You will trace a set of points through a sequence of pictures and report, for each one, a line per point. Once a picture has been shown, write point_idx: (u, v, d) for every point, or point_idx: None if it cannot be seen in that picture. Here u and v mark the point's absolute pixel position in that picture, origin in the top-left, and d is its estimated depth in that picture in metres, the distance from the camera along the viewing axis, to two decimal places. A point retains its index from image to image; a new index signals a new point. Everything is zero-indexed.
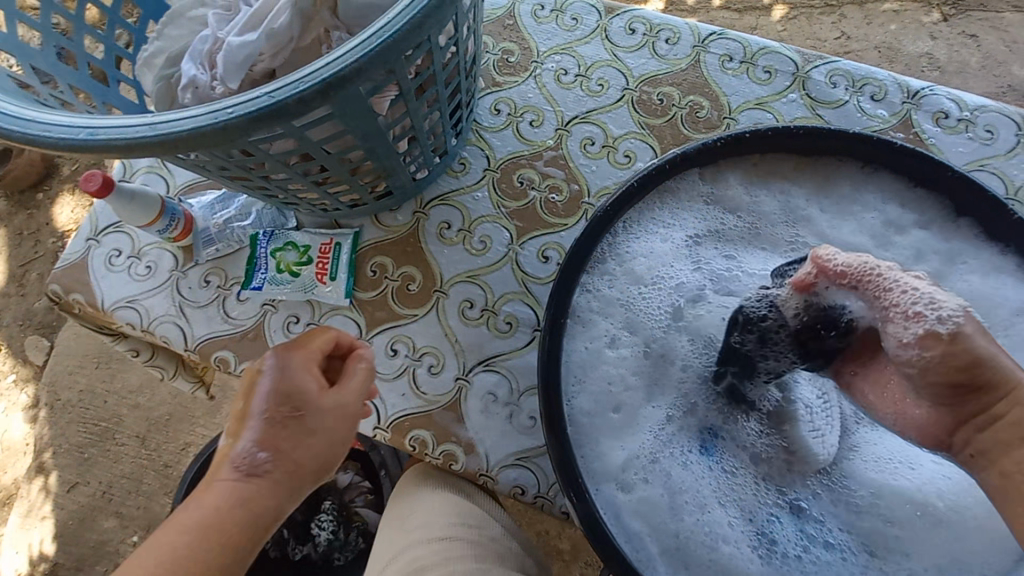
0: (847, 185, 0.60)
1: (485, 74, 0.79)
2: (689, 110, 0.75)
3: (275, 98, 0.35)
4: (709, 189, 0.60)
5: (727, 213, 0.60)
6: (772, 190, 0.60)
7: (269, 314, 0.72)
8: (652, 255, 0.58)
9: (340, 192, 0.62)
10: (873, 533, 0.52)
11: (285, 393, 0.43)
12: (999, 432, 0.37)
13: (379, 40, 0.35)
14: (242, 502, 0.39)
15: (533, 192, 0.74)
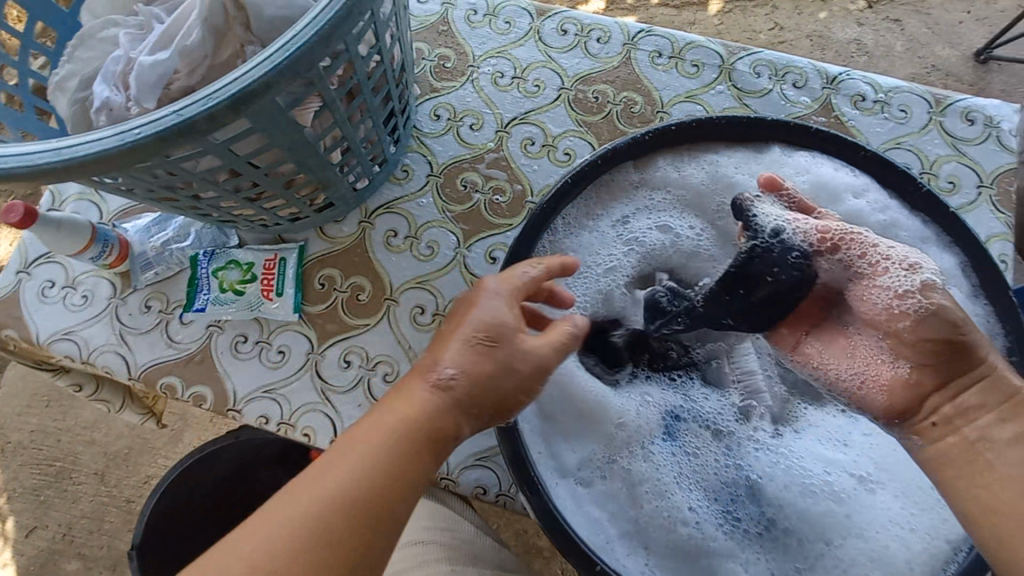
0: (779, 150, 0.61)
1: (422, 80, 0.79)
2: (624, 106, 0.77)
3: (184, 116, 0.34)
4: (638, 175, 0.61)
5: (656, 192, 0.62)
6: (701, 165, 0.62)
7: (216, 335, 0.70)
8: (590, 248, 0.61)
9: (277, 207, 0.61)
10: (822, 501, 0.54)
11: (491, 323, 0.43)
12: (975, 396, 0.47)
13: (287, 52, 0.35)
14: (400, 445, 0.39)
15: (477, 194, 0.75)
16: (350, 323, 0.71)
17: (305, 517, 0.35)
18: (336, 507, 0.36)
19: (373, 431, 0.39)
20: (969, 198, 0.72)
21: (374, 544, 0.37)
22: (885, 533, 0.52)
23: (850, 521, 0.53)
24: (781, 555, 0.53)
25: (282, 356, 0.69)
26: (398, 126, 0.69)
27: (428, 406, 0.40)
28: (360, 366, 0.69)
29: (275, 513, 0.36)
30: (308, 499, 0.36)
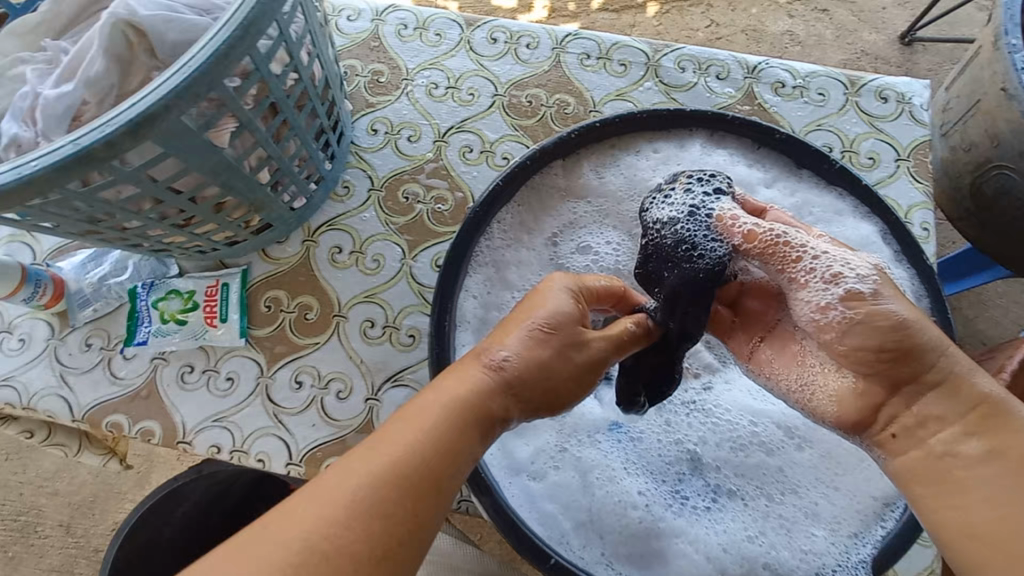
0: (700, 145, 0.63)
1: (357, 96, 0.79)
2: (557, 108, 0.79)
3: (80, 143, 0.35)
4: (564, 176, 0.63)
5: (580, 202, 0.64)
6: (621, 167, 0.64)
7: (161, 368, 0.69)
8: (522, 262, 0.61)
9: (210, 231, 0.61)
10: (762, 465, 0.55)
11: (557, 314, 0.43)
12: (925, 406, 0.42)
13: (184, 76, 0.37)
14: (458, 425, 0.38)
15: (419, 205, 0.75)
16: (299, 342, 0.70)
17: (365, 491, 0.34)
18: (399, 483, 0.35)
19: (428, 407, 0.39)
20: (889, 171, 0.75)
21: (429, 525, 0.36)
22: (819, 492, 0.53)
23: (790, 485, 0.54)
24: (732, 523, 0.53)
25: (231, 383, 0.68)
26: (331, 143, 0.69)
27: (485, 388, 0.40)
28: (312, 386, 0.68)
29: (336, 483, 0.35)
30: (368, 472, 0.35)
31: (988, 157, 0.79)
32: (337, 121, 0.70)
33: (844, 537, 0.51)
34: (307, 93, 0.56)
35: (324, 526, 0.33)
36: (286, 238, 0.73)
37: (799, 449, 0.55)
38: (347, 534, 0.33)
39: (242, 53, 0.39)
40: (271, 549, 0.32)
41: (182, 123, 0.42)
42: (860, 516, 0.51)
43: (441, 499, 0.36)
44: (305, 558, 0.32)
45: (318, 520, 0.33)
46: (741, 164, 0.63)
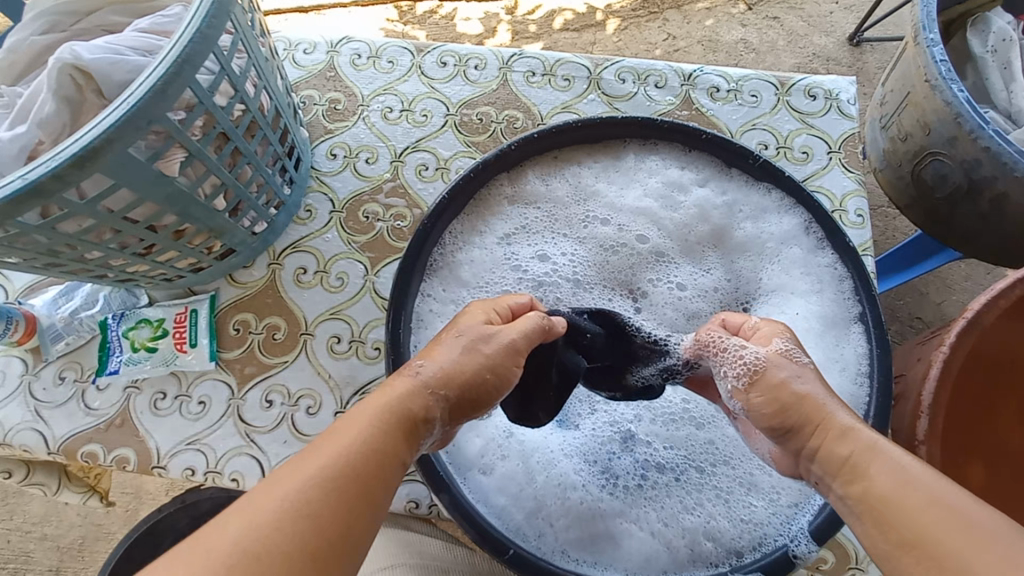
0: (632, 156, 0.68)
1: (315, 123, 0.83)
2: (506, 124, 0.83)
3: (29, 179, 0.42)
4: (507, 184, 0.66)
5: (533, 207, 0.67)
6: (565, 176, 0.67)
7: (134, 395, 0.71)
8: (475, 264, 0.64)
9: (173, 258, 0.64)
10: (691, 439, 0.59)
11: (467, 326, 0.48)
12: (822, 464, 0.43)
13: (121, 112, 0.44)
14: (386, 426, 0.40)
15: (379, 223, 0.78)
16: (268, 362, 0.72)
17: (303, 490, 0.34)
18: (334, 482, 0.35)
19: (356, 416, 0.40)
20: (823, 163, 0.79)
21: (366, 524, 0.36)
22: (750, 464, 0.58)
23: (721, 458, 0.58)
24: (667, 498, 0.56)
25: (203, 407, 0.70)
26: (289, 170, 0.73)
27: (408, 387, 0.43)
28: (282, 404, 0.70)
29: (270, 488, 0.34)
30: (304, 474, 0.35)
31: (922, 145, 0.77)
32: (293, 148, 0.74)
33: (782, 507, 0.55)
34: (257, 122, 0.61)
35: (257, 527, 0.32)
36: (253, 263, 0.76)
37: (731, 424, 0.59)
38: (286, 532, 0.32)
39: (176, 91, 0.47)
40: (201, 559, 0.30)
41: (132, 156, 0.47)
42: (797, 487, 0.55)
43: (376, 495, 0.37)
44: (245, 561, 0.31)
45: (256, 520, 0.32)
46: (677, 166, 0.67)
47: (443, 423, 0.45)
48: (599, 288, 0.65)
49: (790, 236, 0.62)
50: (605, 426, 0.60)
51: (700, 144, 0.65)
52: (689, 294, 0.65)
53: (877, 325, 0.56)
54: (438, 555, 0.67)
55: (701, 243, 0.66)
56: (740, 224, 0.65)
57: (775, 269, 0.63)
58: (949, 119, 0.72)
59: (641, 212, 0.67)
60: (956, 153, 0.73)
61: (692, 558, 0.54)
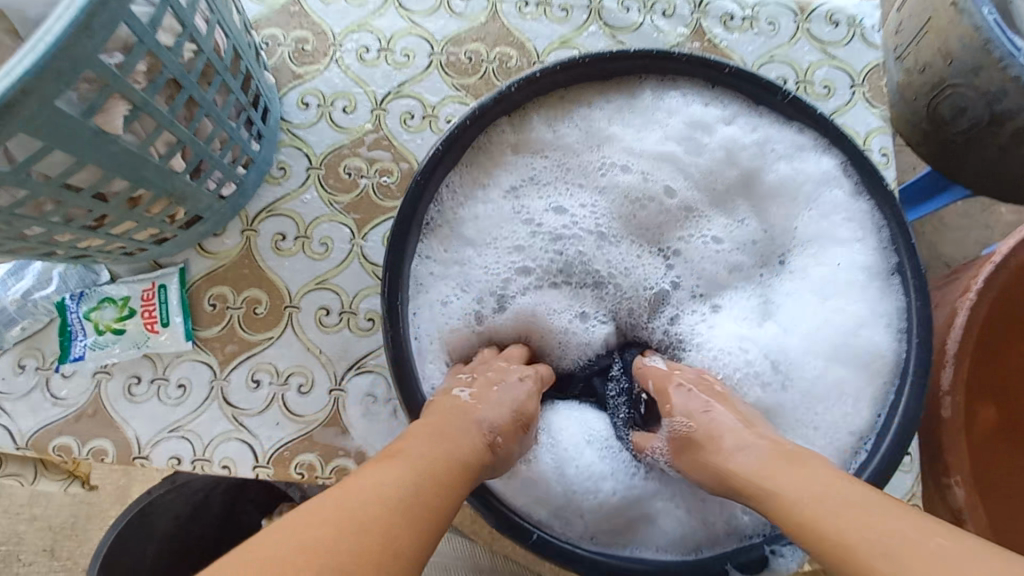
0: (649, 96, 0.60)
1: (281, 68, 0.73)
2: (499, 63, 0.74)
3: None
4: (516, 132, 0.59)
5: (539, 156, 0.60)
6: (574, 119, 0.60)
7: (105, 382, 0.65)
8: (480, 219, 0.59)
9: (130, 230, 0.56)
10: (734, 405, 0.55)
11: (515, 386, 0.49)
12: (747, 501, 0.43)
13: (39, 52, 0.35)
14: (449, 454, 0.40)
15: (363, 180, 0.70)
16: (250, 339, 0.66)
17: (361, 499, 0.34)
18: (391, 499, 0.34)
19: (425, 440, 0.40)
20: (845, 99, 0.73)
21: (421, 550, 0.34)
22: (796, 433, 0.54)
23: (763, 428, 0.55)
24: None
25: (183, 391, 0.64)
26: (254, 122, 0.64)
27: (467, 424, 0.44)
28: (271, 383, 0.65)
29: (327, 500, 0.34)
30: (362, 486, 0.35)
31: (941, 77, 0.66)
32: (258, 96, 0.64)
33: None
34: (212, 65, 0.52)
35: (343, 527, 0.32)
36: (223, 230, 0.68)
37: (762, 388, 0.55)
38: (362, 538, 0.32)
39: (107, 23, 0.38)
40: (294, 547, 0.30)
41: (63, 111, 0.39)
42: (839, 453, 0.53)
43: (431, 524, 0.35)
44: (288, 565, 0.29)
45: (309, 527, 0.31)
46: (697, 104, 0.60)
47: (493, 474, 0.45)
48: (622, 241, 0.60)
49: (828, 179, 0.57)
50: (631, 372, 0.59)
51: (735, 84, 0.58)
52: (727, 247, 0.61)
53: (916, 277, 0.51)
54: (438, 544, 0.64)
55: (731, 191, 0.61)
56: (773, 165, 0.59)
57: (811, 215, 0.59)
58: (975, 45, 0.62)
59: (663, 158, 0.60)
60: (978, 84, 0.63)
61: (723, 530, 0.51)
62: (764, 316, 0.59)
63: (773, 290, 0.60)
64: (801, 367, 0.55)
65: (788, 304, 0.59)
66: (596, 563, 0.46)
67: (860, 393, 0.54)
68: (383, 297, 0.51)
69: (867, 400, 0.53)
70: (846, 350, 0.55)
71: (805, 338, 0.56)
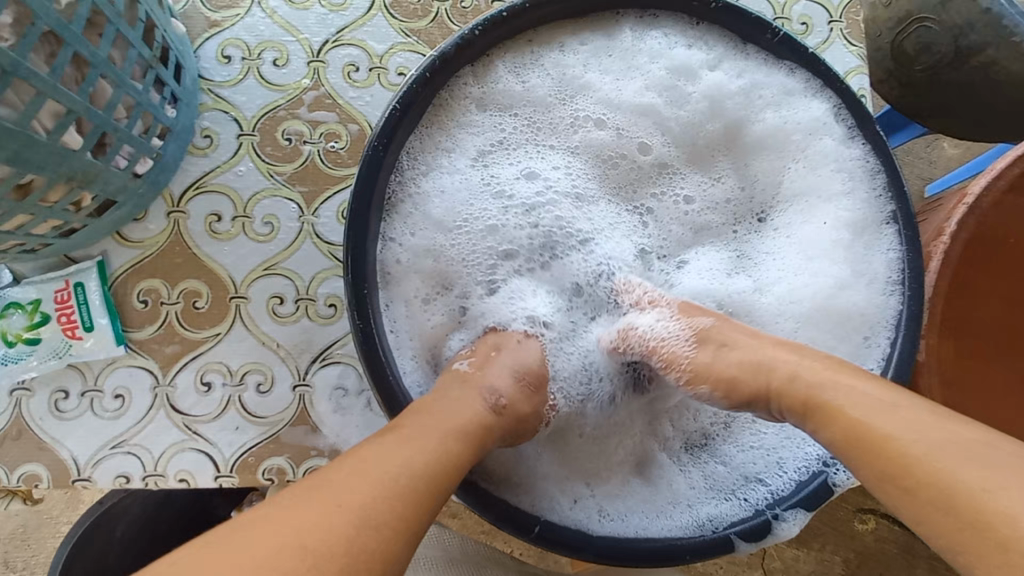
0: (630, 36, 0.54)
1: (192, 14, 0.62)
2: (452, 3, 0.65)
3: None
4: (480, 87, 0.52)
5: (507, 112, 0.54)
6: (547, 66, 0.54)
7: (26, 400, 0.56)
8: (446, 192, 0.52)
9: (26, 225, 0.47)
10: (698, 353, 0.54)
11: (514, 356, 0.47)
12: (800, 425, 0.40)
13: None
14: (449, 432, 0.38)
15: (306, 146, 0.62)
16: (193, 337, 0.58)
17: (357, 486, 0.32)
18: (392, 484, 0.33)
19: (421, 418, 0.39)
20: (822, 37, 0.70)
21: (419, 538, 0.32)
22: None
23: None
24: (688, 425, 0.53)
25: (121, 401, 0.57)
26: (167, 82, 0.53)
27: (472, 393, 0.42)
28: (224, 384, 0.58)
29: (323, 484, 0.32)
30: (360, 469, 0.33)
31: (908, 11, 0.63)
32: (167, 49, 0.54)
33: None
34: (101, 13, 0.42)
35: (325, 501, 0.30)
36: (145, 214, 0.59)
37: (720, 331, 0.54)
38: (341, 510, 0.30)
39: None
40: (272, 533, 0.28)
41: None
42: None
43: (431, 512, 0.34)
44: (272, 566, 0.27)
45: (301, 514, 0.29)
46: (679, 46, 0.54)
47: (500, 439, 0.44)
48: (600, 203, 0.55)
49: (817, 127, 0.53)
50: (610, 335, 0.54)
51: (724, 24, 0.53)
52: (698, 206, 0.57)
53: (909, 227, 0.49)
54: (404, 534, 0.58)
55: (713, 150, 0.57)
56: (760, 115, 0.55)
57: (799, 169, 0.55)
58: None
59: (642, 112, 0.55)
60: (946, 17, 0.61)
61: (717, 494, 0.50)
62: (736, 270, 0.56)
63: (750, 245, 0.57)
64: (775, 325, 0.54)
65: (766, 262, 0.56)
66: (604, 551, 0.44)
67: (836, 348, 0.52)
68: (350, 289, 0.45)
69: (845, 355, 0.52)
70: (827, 306, 0.53)
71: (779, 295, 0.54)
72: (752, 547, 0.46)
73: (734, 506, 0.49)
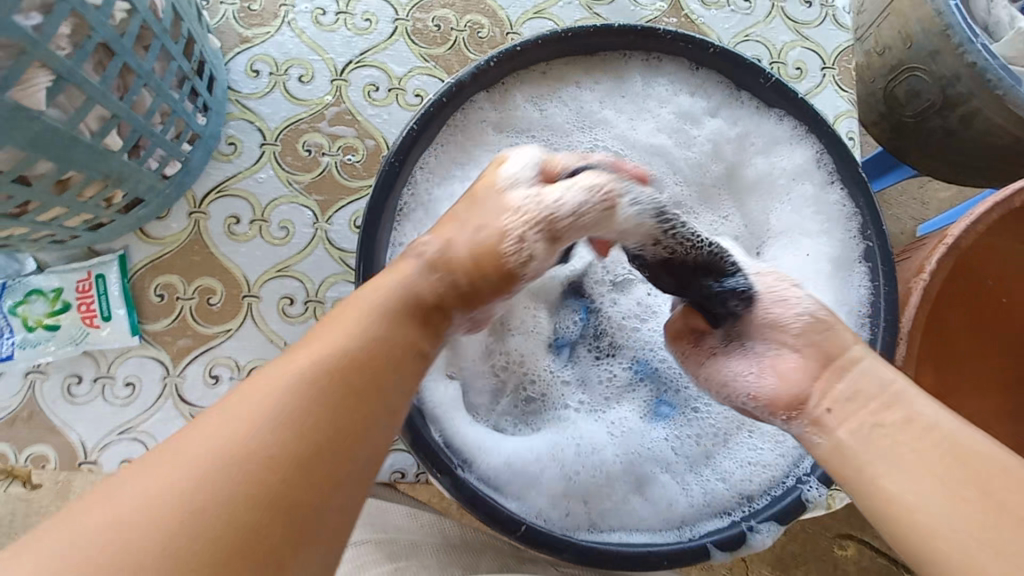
0: (640, 81, 0.58)
1: (226, 30, 0.66)
2: (470, 32, 0.69)
3: None
4: (499, 115, 0.56)
5: (524, 132, 0.57)
6: (563, 99, 0.58)
7: (40, 383, 0.58)
8: (457, 198, 0.55)
9: (60, 217, 0.50)
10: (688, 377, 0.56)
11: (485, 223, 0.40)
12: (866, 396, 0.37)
13: None
14: (388, 315, 0.35)
15: (325, 158, 0.65)
16: (205, 332, 0.61)
17: (232, 431, 0.27)
18: (308, 386, 0.29)
19: (352, 304, 0.35)
20: (816, 81, 0.74)
21: (329, 475, 0.28)
22: None
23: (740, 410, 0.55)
24: (680, 443, 0.54)
25: (132, 389, 0.59)
26: (199, 92, 0.57)
27: (399, 300, 0.36)
28: (231, 379, 0.60)
29: (196, 433, 0.27)
30: (260, 395, 0.29)
31: (901, 59, 0.67)
32: (202, 63, 0.58)
33: (790, 448, 0.53)
34: (148, 28, 0.46)
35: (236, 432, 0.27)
36: (167, 213, 0.62)
37: None
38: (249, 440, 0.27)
39: None
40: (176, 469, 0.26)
41: None
42: None
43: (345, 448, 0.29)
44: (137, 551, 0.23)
45: (165, 482, 0.25)
46: (683, 93, 0.58)
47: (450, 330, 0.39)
48: None
49: (802, 172, 0.57)
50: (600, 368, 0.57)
51: (720, 70, 0.57)
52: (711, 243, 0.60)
53: (886, 262, 0.53)
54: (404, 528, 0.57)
55: (717, 187, 0.61)
56: (750, 160, 0.59)
57: (784, 211, 0.59)
58: (936, 30, 0.62)
59: (654, 150, 0.59)
60: (935, 69, 0.64)
61: (706, 509, 0.51)
62: None
63: None
64: None
65: None
66: (585, 553, 0.47)
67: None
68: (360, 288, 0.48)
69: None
70: None
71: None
72: (727, 556, 0.48)
73: (717, 518, 0.51)
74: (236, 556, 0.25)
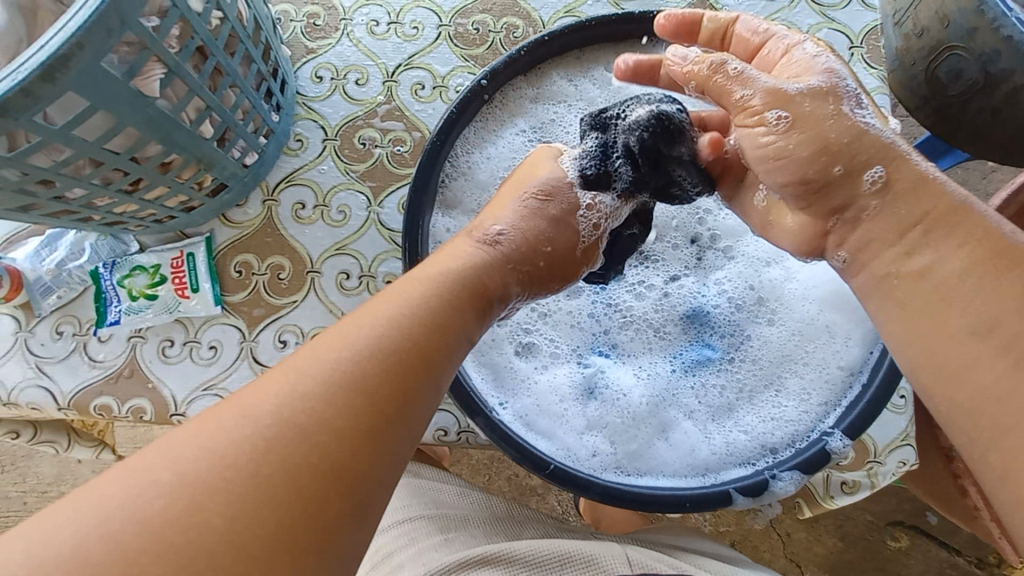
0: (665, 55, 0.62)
1: (295, 43, 0.76)
2: (506, 33, 0.76)
3: None
4: (535, 90, 0.62)
5: (558, 106, 0.63)
6: (596, 78, 0.63)
7: (140, 345, 0.68)
8: (494, 168, 0.61)
9: (162, 197, 0.59)
10: (735, 340, 0.59)
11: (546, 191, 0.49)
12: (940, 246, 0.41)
13: (87, 12, 0.38)
14: (453, 303, 0.41)
15: (377, 149, 0.73)
16: (276, 303, 0.69)
17: (253, 428, 0.31)
18: (345, 384, 0.34)
19: (411, 283, 0.42)
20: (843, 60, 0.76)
21: (356, 478, 0.32)
22: (785, 368, 0.57)
23: (769, 370, 0.57)
24: (713, 397, 0.57)
25: (214, 352, 0.68)
26: (274, 92, 0.67)
27: (458, 286, 0.42)
28: (296, 342, 0.68)
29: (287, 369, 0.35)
30: (279, 382, 0.34)
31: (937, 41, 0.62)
32: (277, 68, 0.67)
33: (814, 405, 0.55)
34: (236, 35, 0.55)
35: (257, 431, 0.31)
36: (246, 201, 0.71)
37: (744, 316, 0.59)
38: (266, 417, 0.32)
39: None
40: (219, 436, 0.31)
41: (106, 71, 0.42)
42: (828, 385, 0.56)
43: (395, 422, 0.34)
44: (229, 506, 0.29)
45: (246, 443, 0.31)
46: None
47: (514, 298, 0.48)
48: None
49: None
50: (646, 328, 0.60)
51: None
52: None
53: None
54: (453, 503, 0.62)
55: None
56: None
57: None
58: (970, 7, 0.58)
59: None
60: (974, 46, 0.59)
61: (729, 458, 0.55)
62: (771, 260, 0.60)
63: None
64: (791, 308, 0.59)
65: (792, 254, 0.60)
66: (610, 492, 0.50)
67: (850, 333, 0.57)
68: (406, 242, 0.56)
69: (857, 340, 0.56)
70: (840, 297, 0.58)
71: (804, 283, 0.59)
72: (750, 502, 0.51)
73: (742, 468, 0.54)
74: (276, 540, 0.29)
